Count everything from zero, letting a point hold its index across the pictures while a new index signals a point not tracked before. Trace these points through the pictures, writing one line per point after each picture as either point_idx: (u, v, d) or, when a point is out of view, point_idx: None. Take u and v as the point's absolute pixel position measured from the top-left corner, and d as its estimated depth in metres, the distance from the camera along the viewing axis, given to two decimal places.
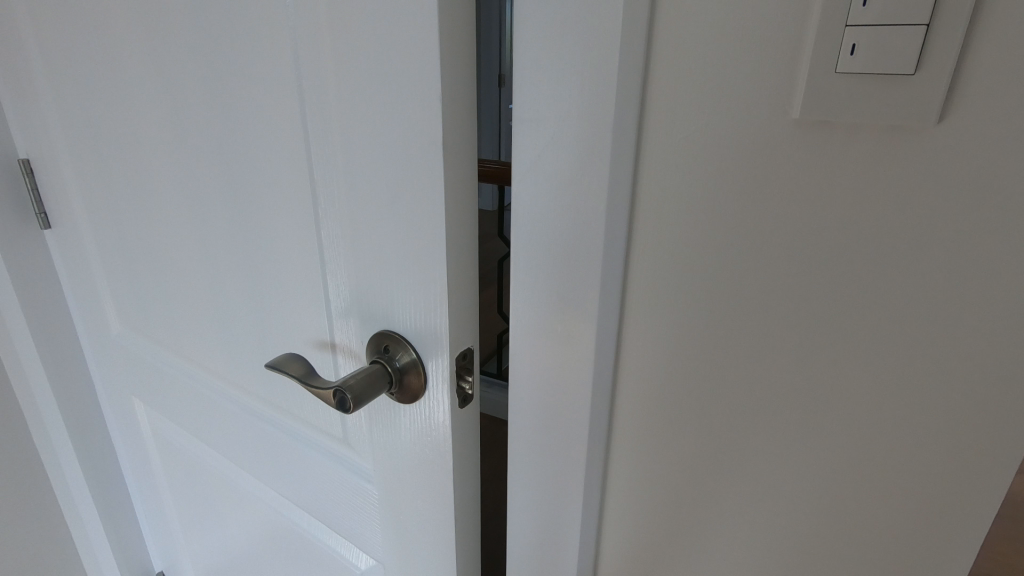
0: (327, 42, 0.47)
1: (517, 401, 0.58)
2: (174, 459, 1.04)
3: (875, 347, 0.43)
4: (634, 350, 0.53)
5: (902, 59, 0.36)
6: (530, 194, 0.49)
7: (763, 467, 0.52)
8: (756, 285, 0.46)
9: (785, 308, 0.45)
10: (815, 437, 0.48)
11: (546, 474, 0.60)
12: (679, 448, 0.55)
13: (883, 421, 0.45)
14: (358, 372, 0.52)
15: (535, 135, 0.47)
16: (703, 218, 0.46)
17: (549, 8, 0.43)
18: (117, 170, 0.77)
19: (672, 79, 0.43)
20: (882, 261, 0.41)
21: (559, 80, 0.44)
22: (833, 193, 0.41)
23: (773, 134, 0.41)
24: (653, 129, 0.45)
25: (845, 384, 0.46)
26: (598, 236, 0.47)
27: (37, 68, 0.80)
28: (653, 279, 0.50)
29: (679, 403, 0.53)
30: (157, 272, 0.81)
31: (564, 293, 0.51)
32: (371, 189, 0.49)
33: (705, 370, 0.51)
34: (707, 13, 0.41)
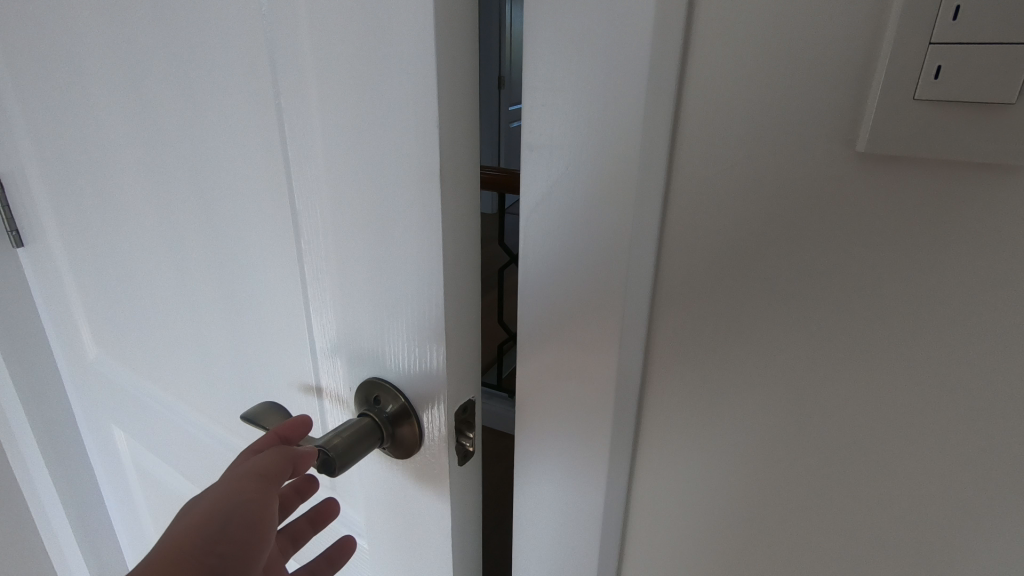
0: (307, 55, 0.41)
1: (530, 446, 0.54)
2: (156, 490, 0.98)
3: (930, 399, 0.40)
4: (661, 390, 0.50)
5: (1005, 84, 0.31)
6: (547, 227, 0.44)
7: (801, 516, 0.48)
8: (801, 327, 0.42)
9: (831, 352, 0.42)
10: (855, 489, 0.45)
11: (558, 524, 0.55)
12: (712, 494, 0.51)
13: (933, 476, 0.42)
14: (343, 425, 0.46)
15: (553, 162, 0.42)
16: (746, 252, 0.43)
17: (574, 20, 0.38)
18: (90, 187, 0.71)
19: (711, 105, 0.40)
20: (946, 307, 0.38)
21: (584, 101, 0.39)
22: (898, 232, 0.38)
23: (830, 166, 0.38)
24: (688, 159, 0.42)
25: (902, 437, 0.42)
26: (621, 276, 0.42)
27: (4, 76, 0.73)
28: (684, 316, 0.46)
29: (710, 448, 0.49)
30: (134, 297, 0.75)
31: (580, 336, 0.46)
32: (361, 223, 0.43)
33: (739, 414, 0.47)
34: (754, 31, 0.37)
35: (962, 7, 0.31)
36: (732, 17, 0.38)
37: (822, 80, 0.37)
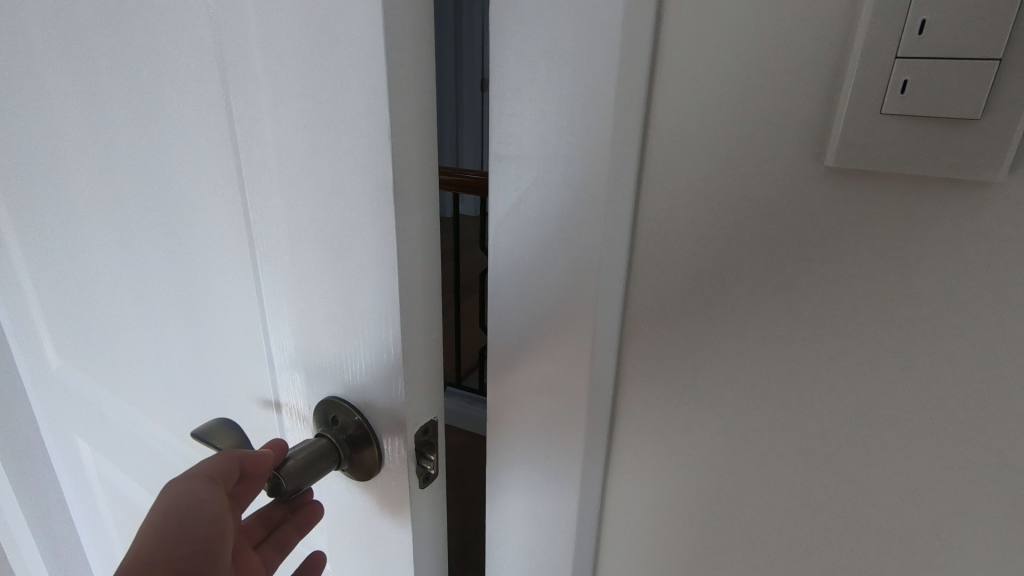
0: (259, 56, 0.39)
1: (498, 461, 0.52)
2: (118, 503, 0.94)
3: (901, 419, 0.40)
4: (632, 406, 0.49)
5: (971, 99, 0.31)
6: (512, 239, 0.43)
7: (768, 531, 0.47)
8: (773, 346, 0.41)
9: (805, 371, 0.41)
10: (827, 509, 0.44)
11: (526, 541, 0.54)
12: (682, 509, 0.50)
13: (905, 496, 0.41)
14: (302, 445, 0.43)
15: (519, 172, 0.41)
16: (714, 267, 0.42)
17: (537, 29, 0.37)
18: (42, 188, 0.67)
19: (678, 114, 0.39)
20: (914, 323, 0.37)
21: (549, 112, 0.38)
22: (866, 247, 0.37)
23: (798, 180, 0.37)
24: (655, 170, 0.41)
25: (871, 454, 0.41)
26: (589, 292, 0.41)
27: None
28: (653, 333, 0.45)
29: (682, 466, 0.48)
30: (91, 304, 0.71)
31: (547, 352, 0.44)
32: (315, 234, 0.41)
33: (711, 433, 0.46)
34: (723, 42, 0.37)
35: (928, 21, 0.30)
36: (700, 28, 0.37)
37: (789, 92, 0.36)
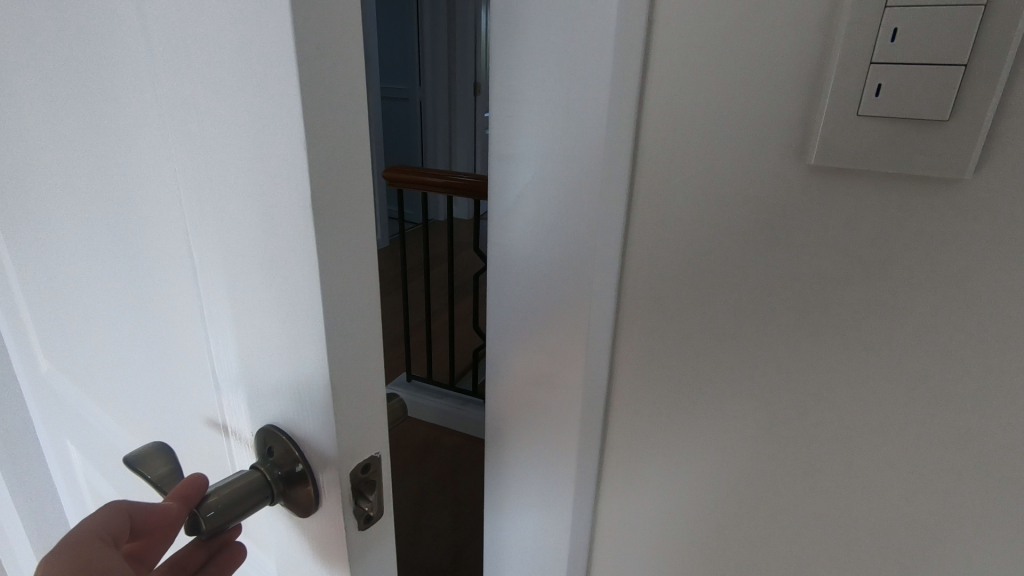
0: (159, 21, 0.30)
1: (510, 414, 0.60)
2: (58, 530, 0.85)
3: (854, 370, 0.48)
4: (627, 366, 0.58)
5: (933, 101, 0.38)
6: (535, 219, 0.51)
7: (752, 466, 0.55)
8: (751, 313, 0.50)
9: (777, 332, 0.50)
10: (796, 450, 0.53)
11: (535, 484, 0.61)
12: (677, 449, 0.58)
13: (863, 439, 0.50)
14: (233, 478, 0.35)
15: (541, 162, 0.49)
16: (700, 243, 0.50)
17: (566, 40, 0.44)
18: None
19: (671, 118, 0.48)
20: (868, 286, 0.46)
21: (573, 110, 0.45)
22: (830, 222, 0.46)
23: (774, 170, 0.46)
24: (650, 165, 0.50)
25: (834, 395, 0.50)
26: (598, 269, 0.50)
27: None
28: (646, 303, 0.55)
29: (673, 418, 0.57)
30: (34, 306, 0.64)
31: (560, 323, 0.53)
32: (239, 249, 0.33)
33: (698, 389, 0.55)
34: (721, 54, 0.45)
35: (899, 30, 0.38)
36: (697, 43, 0.46)
37: (774, 96, 0.44)
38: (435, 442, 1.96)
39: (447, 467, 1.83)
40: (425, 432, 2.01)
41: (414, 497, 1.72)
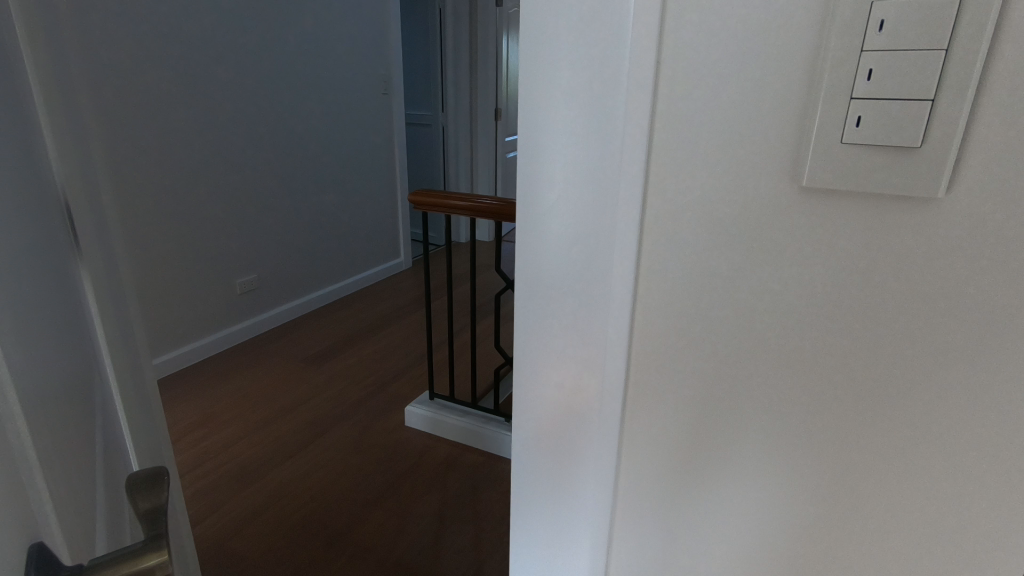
0: None
1: (523, 449, 0.58)
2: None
3: (878, 432, 0.44)
4: (640, 426, 0.52)
5: (908, 132, 0.36)
6: (542, 251, 0.49)
7: (775, 514, 0.50)
8: (769, 363, 0.46)
9: (793, 387, 0.46)
10: (823, 516, 0.48)
11: (548, 522, 0.58)
12: (692, 501, 0.52)
13: (889, 495, 0.45)
14: None
15: (544, 192, 0.47)
16: (708, 275, 0.45)
17: (565, 69, 0.43)
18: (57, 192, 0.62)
19: (675, 152, 0.43)
20: (883, 322, 0.41)
21: (573, 140, 0.44)
22: (850, 254, 0.41)
23: (781, 199, 0.41)
24: (657, 202, 0.44)
25: (859, 438, 0.45)
26: (593, 304, 0.49)
27: (75, 78, 0.78)
28: (656, 345, 0.49)
29: (689, 481, 0.52)
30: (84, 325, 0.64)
31: (562, 359, 0.52)
32: None
33: (716, 446, 0.50)
34: (714, 70, 0.40)
35: (875, 70, 0.36)
36: (692, 53, 0.40)
37: (766, 126, 0.40)
38: (457, 457, 2.04)
39: (467, 484, 1.91)
40: (448, 448, 2.09)
41: (437, 508, 1.80)
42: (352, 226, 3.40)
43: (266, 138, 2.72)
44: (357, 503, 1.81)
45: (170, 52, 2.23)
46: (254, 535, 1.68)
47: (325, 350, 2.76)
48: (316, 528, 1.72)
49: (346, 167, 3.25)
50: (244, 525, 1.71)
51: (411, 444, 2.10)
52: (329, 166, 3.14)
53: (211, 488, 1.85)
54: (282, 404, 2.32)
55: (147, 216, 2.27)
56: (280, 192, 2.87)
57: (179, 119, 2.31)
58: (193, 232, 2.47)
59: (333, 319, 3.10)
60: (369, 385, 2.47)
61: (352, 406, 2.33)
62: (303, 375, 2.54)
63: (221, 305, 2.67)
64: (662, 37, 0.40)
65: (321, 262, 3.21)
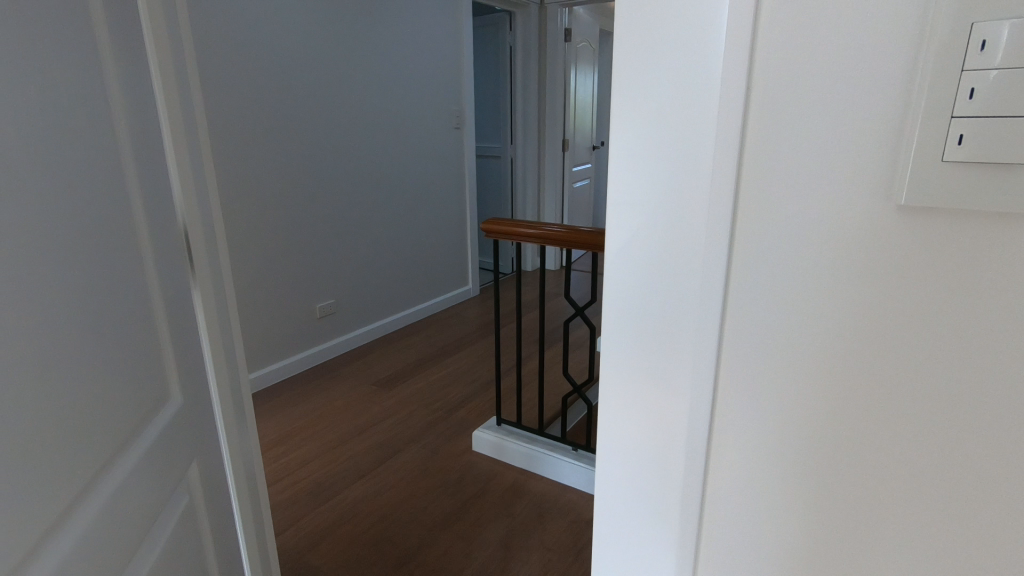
0: None
1: (604, 474, 0.56)
2: (235, 519, 1.02)
3: (996, 471, 0.40)
4: (725, 457, 0.50)
5: (1016, 149, 0.35)
6: (626, 272, 0.49)
7: (883, 557, 0.46)
8: (867, 398, 0.43)
9: (894, 422, 0.43)
10: (931, 566, 0.44)
11: (632, 552, 0.56)
12: (786, 536, 0.49)
13: (1012, 542, 0.41)
14: None
15: (630, 213, 0.47)
16: (804, 296, 0.44)
17: (651, 94, 0.44)
18: (114, 224, 0.66)
19: (765, 175, 0.42)
20: (996, 350, 0.38)
21: (661, 161, 0.45)
22: (954, 277, 0.39)
23: (876, 218, 0.40)
24: (745, 225, 0.44)
25: (974, 475, 0.41)
26: (673, 328, 0.48)
27: (196, 120, 0.88)
28: (745, 368, 0.47)
29: (776, 516, 0.49)
30: (118, 348, 0.66)
31: (641, 385, 0.51)
32: None
33: (810, 484, 0.47)
34: (804, 91, 0.40)
35: (977, 89, 0.35)
36: (782, 74, 0.40)
37: (860, 147, 0.39)
38: (523, 484, 2.03)
39: (534, 512, 1.90)
40: (514, 474, 2.09)
41: (504, 535, 1.80)
42: (425, 254, 3.53)
43: (349, 172, 2.90)
44: (426, 525, 1.85)
45: (269, 95, 2.44)
46: (329, 549, 1.74)
47: (396, 373, 2.86)
48: (388, 547, 1.76)
49: (420, 198, 3.40)
50: (320, 539, 1.78)
51: (479, 468, 2.12)
52: (405, 197, 3.29)
53: (291, 502, 1.95)
54: (357, 424, 2.42)
55: (244, 245, 2.46)
56: (360, 221, 3.04)
57: (274, 156, 2.51)
58: (282, 259, 2.65)
59: (404, 344, 3.21)
60: (438, 409, 2.53)
61: (422, 428, 2.38)
62: (376, 396, 2.64)
63: (304, 328, 2.83)
64: (751, 65, 0.41)
65: (394, 288, 3.35)
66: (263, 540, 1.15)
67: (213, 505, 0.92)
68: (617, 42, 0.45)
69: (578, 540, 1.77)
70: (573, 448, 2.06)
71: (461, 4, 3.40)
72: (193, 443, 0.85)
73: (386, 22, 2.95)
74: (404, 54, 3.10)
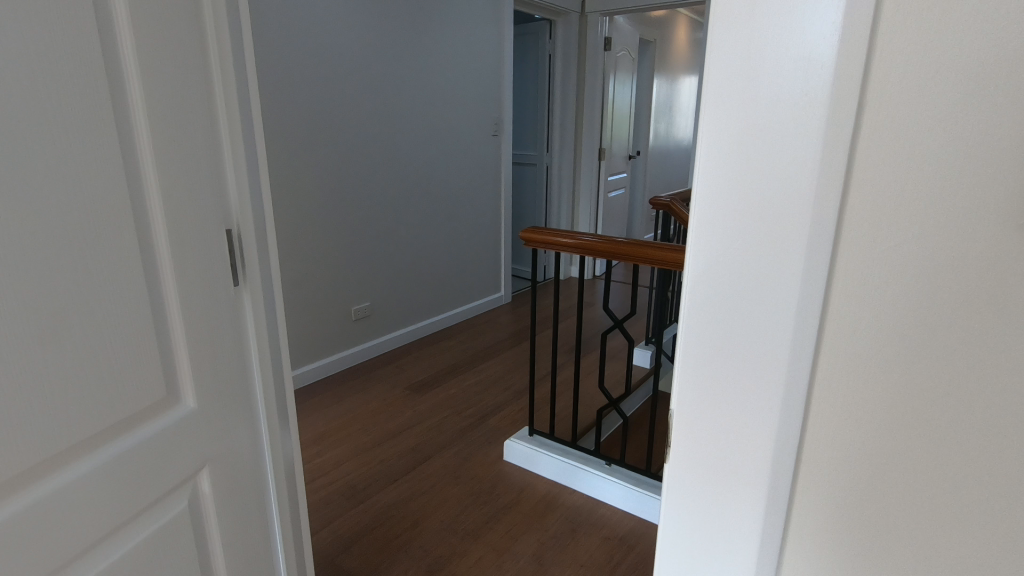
0: None
1: (672, 496, 0.53)
2: (277, 521, 1.02)
3: None
4: (811, 492, 0.47)
5: None
6: (709, 288, 0.46)
7: None
8: (976, 438, 0.41)
9: (1009, 464, 0.40)
10: None
11: None
12: (872, 567, 0.47)
13: None
14: None
15: (717, 228, 0.44)
16: (912, 320, 0.41)
17: (747, 104, 0.41)
18: (106, 224, 0.64)
19: (876, 196, 0.40)
20: None
21: (757, 174, 0.42)
22: None
23: (999, 245, 0.37)
24: (847, 246, 0.42)
25: None
26: (759, 350, 0.45)
27: (254, 120, 0.88)
28: (840, 393, 0.44)
29: (864, 546, 0.46)
30: (85, 352, 0.64)
31: (720, 414, 0.48)
32: None
33: (904, 517, 0.44)
34: (924, 109, 0.38)
35: None
36: (903, 88, 0.38)
37: (985, 172, 0.37)
38: (556, 497, 2.00)
39: (566, 526, 1.86)
40: (546, 486, 2.07)
41: (535, 549, 1.77)
42: (459, 259, 3.53)
43: (387, 177, 2.93)
44: (458, 533, 1.83)
45: (311, 100, 2.48)
46: (360, 553, 1.75)
47: (428, 378, 2.86)
48: (419, 553, 1.75)
49: (456, 204, 3.42)
50: (353, 542, 1.79)
51: (512, 478, 2.10)
52: (442, 203, 3.31)
53: (325, 502, 1.96)
54: (390, 428, 2.42)
55: (282, 247, 2.51)
56: (397, 226, 3.06)
57: (314, 160, 2.55)
58: (320, 261, 2.69)
59: (437, 348, 3.22)
60: (471, 416, 2.52)
61: (454, 435, 2.38)
62: (409, 401, 2.64)
63: (340, 329, 2.86)
64: (866, 80, 0.39)
65: (428, 293, 3.36)
66: (301, 541, 1.15)
67: (245, 507, 0.91)
68: (712, 47, 0.42)
69: (613, 558, 1.73)
70: (606, 463, 2.02)
71: (503, 11, 3.40)
72: (220, 442, 0.84)
73: (428, 28, 2.97)
74: (444, 60, 3.12)
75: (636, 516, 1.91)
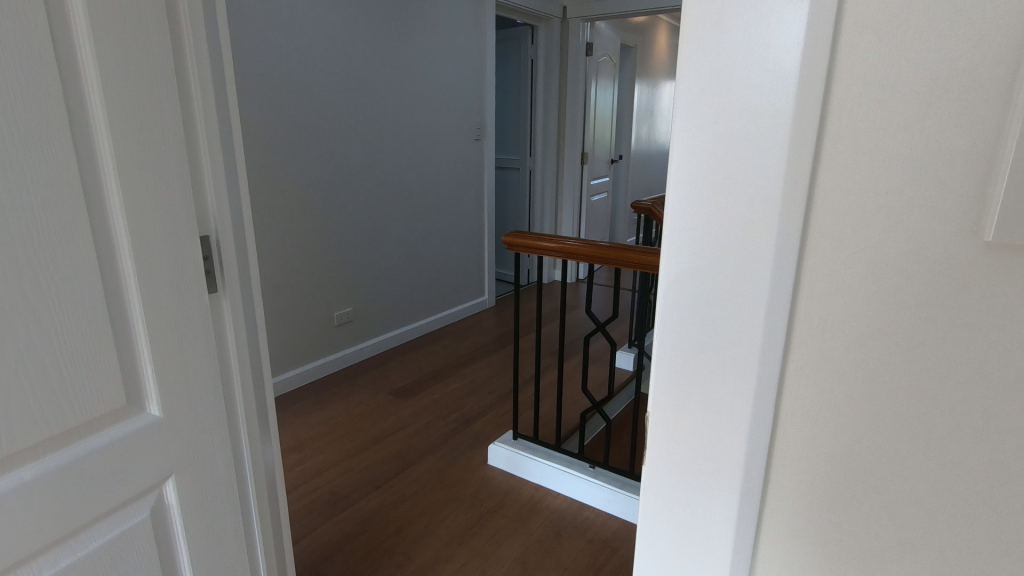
0: None
1: (650, 496, 0.54)
2: (256, 530, 1.01)
3: None
4: (784, 493, 0.48)
5: None
6: (682, 292, 0.47)
7: None
8: (937, 438, 0.42)
9: (972, 464, 0.41)
10: None
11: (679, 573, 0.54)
12: (844, 561, 0.48)
13: None
14: None
15: (689, 234, 0.45)
16: (877, 322, 0.42)
17: (717, 114, 0.42)
18: (60, 229, 0.64)
19: (840, 206, 0.41)
20: None
21: (728, 181, 0.43)
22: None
23: (956, 253, 0.39)
24: (814, 252, 0.43)
25: None
26: (730, 353, 0.46)
27: (232, 126, 0.88)
28: (811, 394, 0.46)
29: (836, 541, 0.47)
30: (33, 357, 0.63)
31: (693, 417, 0.49)
32: None
33: (872, 511, 0.46)
34: (885, 123, 0.39)
35: None
36: (866, 101, 0.39)
37: (942, 181, 0.39)
38: (540, 501, 2.00)
39: (551, 530, 1.87)
40: (530, 490, 2.07)
41: (518, 554, 1.76)
42: (442, 264, 3.53)
43: (370, 181, 2.93)
44: (441, 539, 1.82)
45: (291, 104, 2.47)
46: (344, 561, 1.73)
47: (412, 383, 2.85)
48: (402, 560, 1.74)
49: (439, 209, 3.42)
50: (336, 550, 1.77)
51: (496, 483, 2.10)
52: (425, 207, 3.31)
53: (307, 510, 1.94)
54: (374, 434, 2.41)
55: (263, 252, 2.48)
56: (380, 230, 3.05)
57: (295, 164, 2.53)
58: (302, 267, 2.66)
59: (421, 353, 3.21)
60: (454, 421, 2.51)
61: (439, 440, 2.37)
62: (393, 407, 2.63)
63: (322, 335, 2.84)
64: (830, 93, 0.40)
65: (412, 298, 3.35)
66: (282, 550, 1.14)
67: (221, 515, 0.90)
68: (683, 58, 0.43)
69: (596, 561, 1.74)
70: (590, 466, 2.02)
71: (485, 16, 3.42)
72: (192, 449, 0.83)
73: (410, 33, 2.98)
74: (426, 65, 3.12)
75: (619, 518, 1.92)
